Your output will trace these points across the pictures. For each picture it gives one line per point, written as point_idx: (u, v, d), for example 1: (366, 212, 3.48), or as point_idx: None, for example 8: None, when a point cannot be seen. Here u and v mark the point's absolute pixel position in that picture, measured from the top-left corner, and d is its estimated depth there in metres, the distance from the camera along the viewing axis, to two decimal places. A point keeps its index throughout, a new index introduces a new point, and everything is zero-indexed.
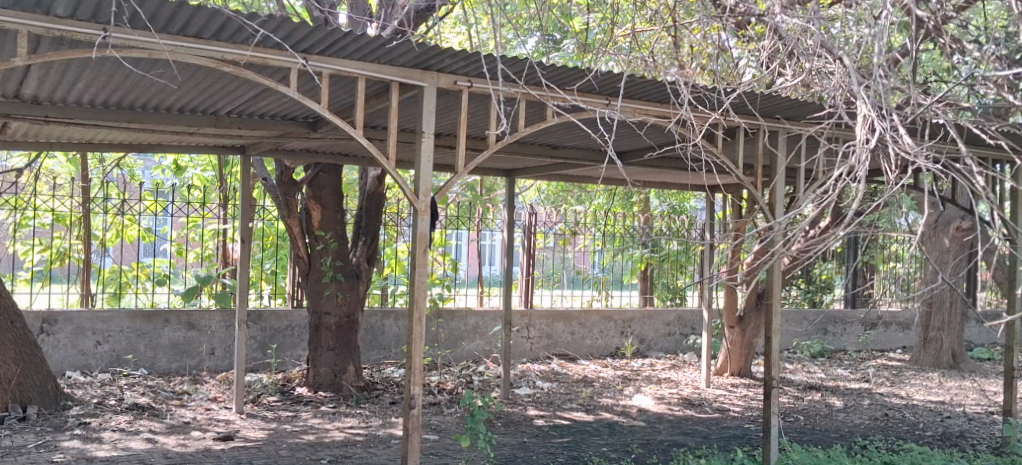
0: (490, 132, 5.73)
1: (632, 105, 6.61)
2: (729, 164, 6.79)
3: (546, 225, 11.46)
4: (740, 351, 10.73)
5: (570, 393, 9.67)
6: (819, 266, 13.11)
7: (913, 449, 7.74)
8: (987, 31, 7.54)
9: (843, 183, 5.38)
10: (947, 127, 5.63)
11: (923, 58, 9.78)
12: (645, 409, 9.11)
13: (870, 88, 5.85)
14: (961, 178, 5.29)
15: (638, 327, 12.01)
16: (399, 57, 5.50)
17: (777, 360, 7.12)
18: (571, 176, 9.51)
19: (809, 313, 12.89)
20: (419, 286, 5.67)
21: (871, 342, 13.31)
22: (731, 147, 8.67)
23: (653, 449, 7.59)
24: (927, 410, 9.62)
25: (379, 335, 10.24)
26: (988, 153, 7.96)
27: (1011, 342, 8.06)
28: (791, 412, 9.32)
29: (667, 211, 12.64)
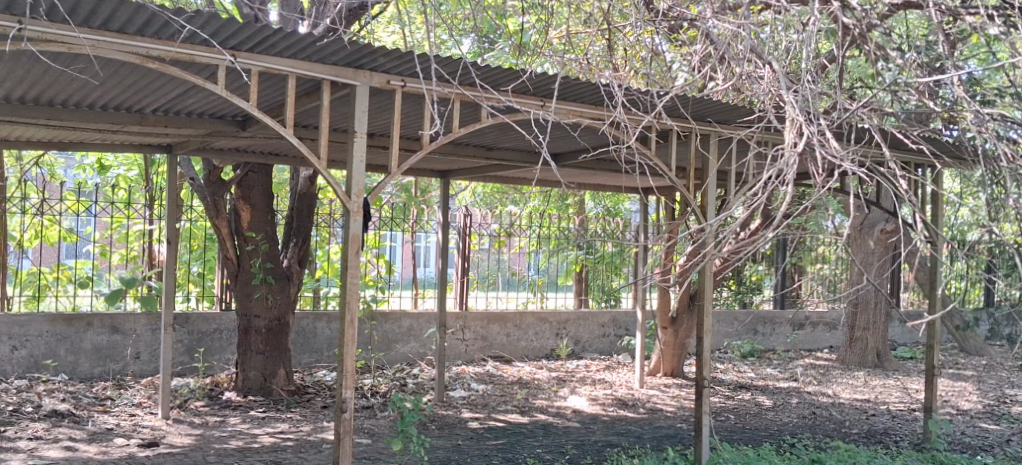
0: (424, 132, 5.68)
1: (566, 107, 6.65)
2: (662, 166, 6.85)
3: (481, 226, 11.38)
4: (673, 352, 10.84)
5: (505, 395, 9.66)
6: (749, 268, 13.29)
7: (839, 447, 7.89)
8: (910, 38, 7.72)
9: (773, 185, 5.44)
10: (872, 131, 5.75)
11: (849, 64, 9.99)
12: (579, 411, 9.14)
13: (797, 93, 5.95)
14: (885, 182, 5.41)
15: (572, 329, 12.05)
16: (331, 55, 5.44)
17: (709, 360, 7.20)
18: (506, 177, 9.51)
19: (739, 313, 13.07)
20: (351, 288, 5.60)
21: (799, 342, 13.56)
22: (665, 149, 8.75)
23: (586, 450, 7.62)
24: (853, 408, 9.83)
25: (311, 338, 10.11)
26: (911, 158, 8.17)
27: (933, 341, 8.27)
28: (722, 411, 9.44)
29: (601, 213, 12.70)
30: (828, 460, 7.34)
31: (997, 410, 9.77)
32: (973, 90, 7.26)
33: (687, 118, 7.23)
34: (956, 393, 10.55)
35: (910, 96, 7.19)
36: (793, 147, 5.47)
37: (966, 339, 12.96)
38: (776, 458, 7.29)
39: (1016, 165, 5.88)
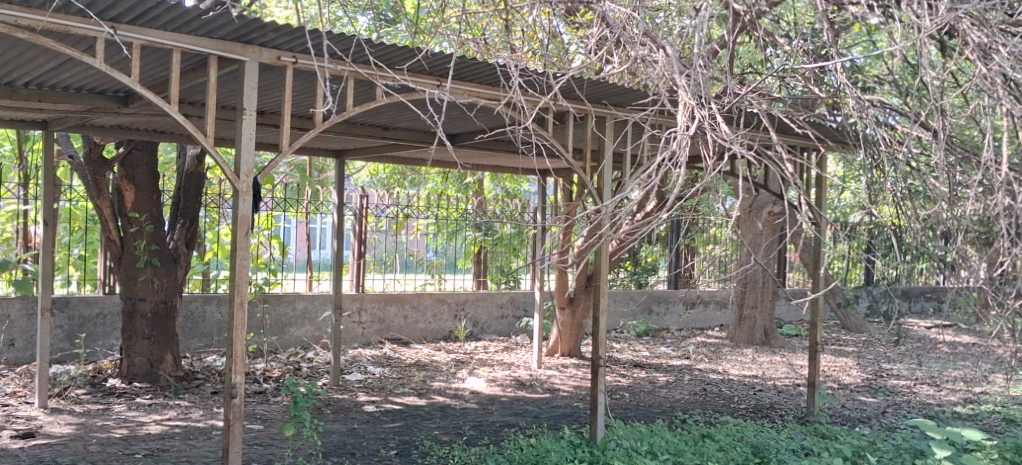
0: (316, 110, 5.54)
1: (463, 87, 6.59)
2: (559, 148, 6.85)
3: (377, 208, 11.27)
4: (570, 332, 10.93)
5: (403, 378, 9.59)
6: (644, 249, 13.51)
7: (727, 421, 8.10)
8: (796, 26, 7.94)
9: (666, 168, 5.47)
10: (760, 116, 5.87)
11: (739, 51, 10.21)
12: (477, 391, 9.15)
13: (690, 76, 6.02)
14: (772, 165, 5.52)
15: (470, 311, 12.03)
16: (218, 29, 5.25)
17: (604, 340, 7.27)
18: (401, 158, 9.41)
19: (634, 293, 13.27)
20: (240, 271, 5.45)
21: (691, 321, 13.85)
22: (560, 130, 8.79)
23: (484, 430, 7.62)
24: (741, 384, 10.09)
25: (200, 322, 9.84)
26: (796, 142, 8.44)
27: (816, 318, 8.54)
28: (617, 389, 9.58)
29: (500, 195, 12.71)
30: (718, 435, 7.51)
31: (875, 384, 10.18)
32: (856, 77, 7.49)
33: (583, 100, 7.34)
34: (837, 368, 10.94)
35: (797, 83, 7.38)
36: (685, 131, 5.54)
37: (847, 316, 13.46)
38: (669, 434, 7.43)
39: (894, 148, 6.09)
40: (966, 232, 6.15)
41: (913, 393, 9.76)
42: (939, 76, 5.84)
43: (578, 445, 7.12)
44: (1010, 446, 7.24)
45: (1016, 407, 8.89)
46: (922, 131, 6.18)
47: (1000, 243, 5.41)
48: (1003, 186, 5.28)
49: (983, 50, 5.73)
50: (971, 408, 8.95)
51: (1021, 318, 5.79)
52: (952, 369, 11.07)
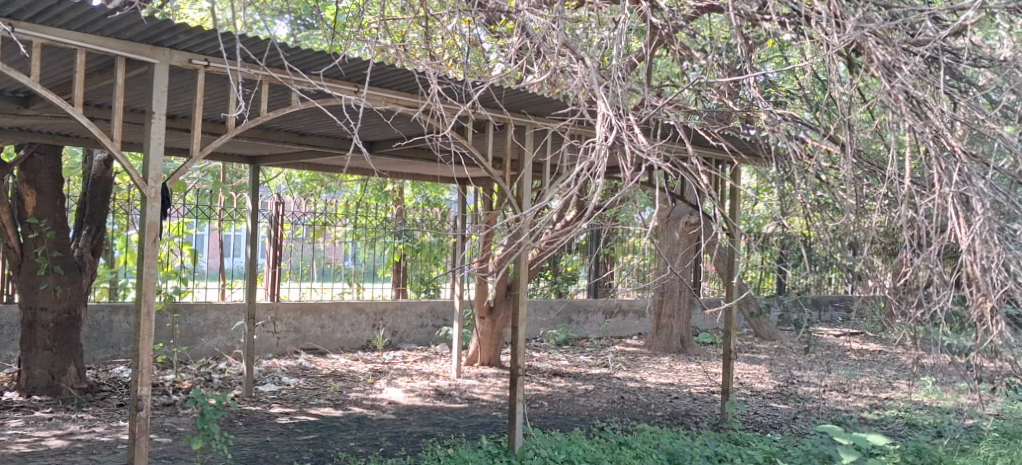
0: (228, 114, 5.41)
1: (381, 94, 6.51)
2: (479, 157, 6.81)
3: (295, 216, 11.07)
4: (490, 341, 10.91)
5: (318, 388, 9.45)
6: (565, 258, 13.58)
7: (644, 429, 8.17)
8: (712, 40, 8.08)
9: (584, 177, 5.46)
10: (676, 127, 5.91)
11: (657, 64, 10.36)
12: (395, 402, 9.06)
13: (608, 88, 6.07)
14: (687, 177, 5.56)
15: (389, 320, 11.92)
16: (125, 30, 5.09)
17: (524, 349, 7.25)
18: (318, 165, 9.27)
19: (554, 302, 13.31)
20: (148, 278, 5.29)
21: (611, 329, 13.94)
22: (480, 140, 8.77)
23: (401, 441, 7.54)
24: (658, 392, 10.20)
25: (106, 332, 9.55)
26: (711, 154, 8.67)
27: (729, 327, 8.68)
28: (536, 398, 9.58)
29: (421, 203, 12.63)
30: (634, 442, 7.56)
31: (787, 390, 10.38)
32: (769, 90, 7.64)
33: (502, 110, 7.32)
34: (750, 375, 11.13)
35: (713, 96, 7.50)
36: (603, 141, 5.54)
37: (760, 324, 13.73)
38: (586, 442, 7.46)
39: (804, 161, 6.22)
40: (873, 243, 6.31)
41: (823, 399, 9.98)
42: (846, 91, 5.99)
43: (496, 455, 7.08)
44: (912, 450, 7.46)
45: (918, 411, 9.16)
46: (831, 145, 6.33)
47: (902, 255, 5.58)
48: (906, 199, 5.43)
49: (887, 67, 5.89)
50: (877, 413, 9.19)
51: (923, 326, 5.96)
52: (859, 375, 11.37)
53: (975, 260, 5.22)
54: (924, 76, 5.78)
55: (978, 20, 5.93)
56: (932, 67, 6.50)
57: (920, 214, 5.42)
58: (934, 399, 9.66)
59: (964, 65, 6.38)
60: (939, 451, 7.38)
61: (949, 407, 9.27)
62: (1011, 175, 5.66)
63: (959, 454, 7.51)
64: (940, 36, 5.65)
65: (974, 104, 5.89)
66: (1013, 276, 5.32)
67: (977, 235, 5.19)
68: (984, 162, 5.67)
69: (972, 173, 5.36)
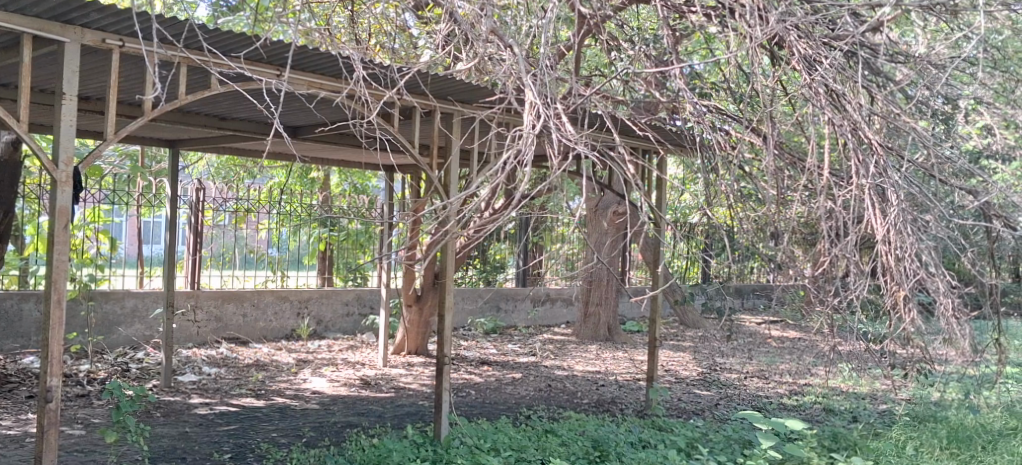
0: (144, 96, 5.25)
1: (304, 77, 6.33)
2: (406, 144, 6.68)
3: (217, 201, 10.80)
4: (417, 330, 10.85)
5: (240, 378, 9.28)
6: (493, 247, 13.58)
7: (570, 417, 8.20)
8: (640, 31, 8.12)
9: (510, 165, 5.42)
10: (604, 116, 5.88)
11: (585, 54, 10.38)
12: (319, 391, 8.95)
13: (536, 76, 6.04)
14: (614, 166, 5.56)
15: (314, 308, 11.77)
16: (31, 7, 4.89)
17: (450, 338, 7.19)
18: (238, 149, 9.07)
19: (481, 290, 13.28)
20: (59, 266, 5.12)
21: (539, 317, 13.98)
22: (406, 127, 8.68)
23: (324, 431, 7.44)
24: (584, 380, 10.27)
25: (16, 322, 9.26)
26: (638, 144, 8.71)
27: (655, 314, 8.75)
28: (463, 386, 9.55)
29: (348, 190, 12.49)
30: (560, 430, 7.58)
31: (710, 377, 10.53)
32: (695, 82, 7.71)
33: (428, 96, 7.16)
34: (675, 363, 11.27)
35: (640, 86, 7.54)
36: (530, 130, 5.51)
37: (685, 313, 13.91)
38: (512, 430, 7.45)
39: (728, 152, 6.28)
40: (793, 233, 6.40)
41: (744, 385, 10.16)
42: (769, 83, 6.07)
43: (421, 444, 7.02)
44: (829, 435, 7.63)
45: (835, 397, 9.38)
46: (754, 136, 6.40)
47: (820, 245, 5.67)
48: (824, 190, 5.52)
49: (808, 61, 5.98)
50: (796, 399, 9.38)
51: (840, 314, 6.07)
52: (780, 362, 11.59)
53: (891, 250, 5.33)
54: (843, 70, 5.88)
55: (895, 16, 6.04)
56: (851, 61, 6.62)
57: (838, 205, 5.52)
58: (851, 385, 9.89)
59: (881, 60, 6.52)
60: (854, 435, 7.56)
61: (865, 393, 9.50)
62: (924, 167, 5.81)
63: (873, 437, 7.71)
64: (858, 31, 5.76)
65: (889, 99, 6.03)
66: (927, 265, 5.45)
67: (892, 225, 5.29)
68: (899, 155, 5.80)
69: (887, 166, 5.48)
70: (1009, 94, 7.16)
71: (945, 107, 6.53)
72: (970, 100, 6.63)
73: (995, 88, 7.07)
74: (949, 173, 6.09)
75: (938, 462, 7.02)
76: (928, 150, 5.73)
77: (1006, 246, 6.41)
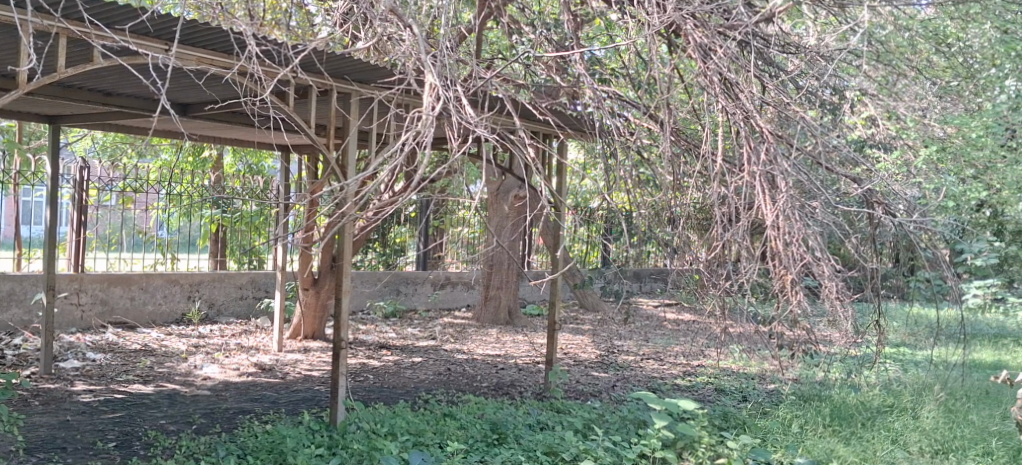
0: (17, 67, 4.99)
1: (195, 53, 6.09)
2: (301, 123, 6.52)
3: (102, 181, 10.44)
4: (314, 314, 10.67)
5: (126, 364, 8.98)
6: (393, 230, 13.50)
7: (469, 400, 8.18)
8: (541, 15, 8.11)
9: (409, 147, 5.31)
10: (504, 98, 5.82)
11: (487, 36, 10.33)
12: (211, 377, 8.72)
13: (436, 57, 5.95)
14: (513, 149, 5.52)
15: (206, 292, 11.48)
16: None
17: (347, 322, 7.08)
18: (123, 126, 8.74)
19: (381, 273, 13.14)
20: None
21: (439, 301, 13.92)
22: (302, 107, 8.49)
23: (216, 418, 7.25)
24: (484, 363, 10.26)
25: None
26: (540, 128, 8.70)
27: (554, 298, 8.79)
28: (361, 371, 9.43)
29: (243, 170, 12.21)
30: (459, 413, 7.55)
31: (608, 359, 10.66)
32: (594, 67, 7.74)
33: (324, 75, 6.94)
34: (573, 346, 11.36)
35: (541, 71, 7.52)
36: (430, 111, 5.41)
37: (584, 296, 14.04)
38: (410, 414, 7.38)
39: (626, 138, 6.32)
40: (689, 218, 6.49)
41: (640, 367, 10.31)
42: (665, 71, 6.12)
43: (317, 430, 6.89)
44: (719, 414, 7.80)
45: (726, 378, 9.61)
46: (651, 123, 6.45)
47: (714, 231, 5.76)
48: (718, 176, 5.61)
49: (703, 50, 6.04)
50: (689, 380, 9.58)
51: (731, 296, 6.19)
52: (674, 344, 11.82)
53: (779, 235, 5.45)
54: (736, 59, 5.96)
55: (786, 8, 6.16)
56: (744, 51, 6.73)
57: (731, 191, 5.62)
58: (740, 366, 10.17)
59: (773, 50, 6.66)
60: (743, 415, 7.76)
61: (754, 374, 9.76)
62: (813, 156, 5.96)
63: (761, 416, 7.91)
64: (752, 22, 5.86)
65: (781, 88, 6.16)
66: (814, 250, 5.59)
67: (782, 212, 5.41)
68: (788, 144, 5.93)
69: (778, 154, 5.58)
70: (892, 85, 7.40)
71: (833, 98, 6.71)
72: (855, 91, 6.82)
73: (880, 80, 7.28)
74: (837, 161, 6.26)
75: (821, 438, 7.27)
76: (816, 139, 5.88)
77: (887, 232, 6.63)
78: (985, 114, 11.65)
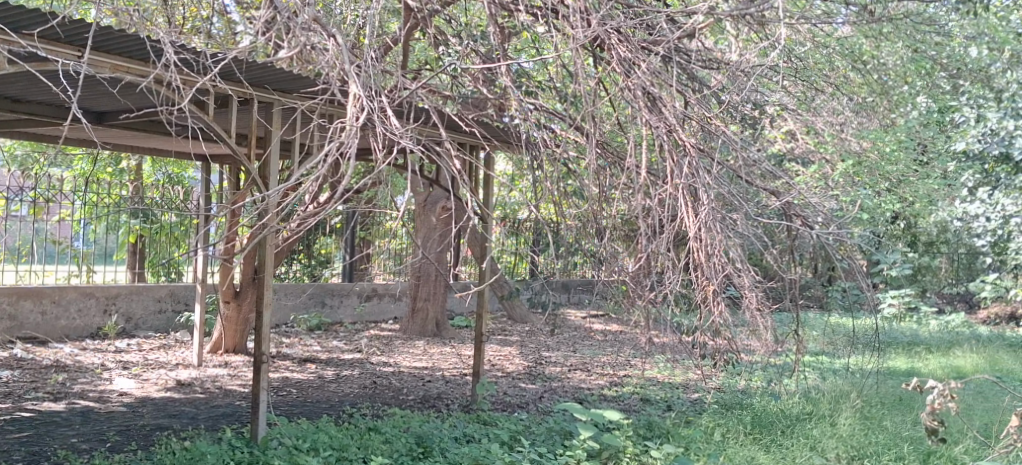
0: None
1: (111, 60, 5.93)
2: (221, 133, 6.37)
3: (12, 191, 9.92)
4: (235, 328, 10.46)
5: (37, 381, 8.68)
6: (318, 241, 13.34)
7: (394, 414, 8.09)
8: (468, 26, 8.09)
9: (332, 158, 5.22)
10: (429, 109, 5.78)
11: (414, 47, 10.29)
12: (126, 393, 8.48)
13: (360, 68, 5.88)
14: (439, 160, 5.47)
15: (122, 305, 11.21)
16: None
17: (268, 336, 6.95)
18: (33, 134, 8.48)
19: (305, 285, 12.97)
20: None
21: (365, 313, 13.78)
22: (223, 115, 8.32)
23: (130, 435, 7.05)
24: (410, 376, 10.17)
25: None
26: (466, 139, 8.68)
27: (481, 309, 8.75)
28: (284, 385, 9.27)
29: (162, 180, 11.94)
30: (384, 427, 7.45)
31: (535, 371, 10.66)
32: (521, 80, 7.76)
33: (244, 84, 6.80)
34: (500, 357, 11.34)
35: (468, 82, 7.50)
36: (353, 121, 5.33)
37: (512, 308, 14.04)
38: (333, 429, 7.27)
39: (553, 151, 6.33)
40: (615, 229, 6.52)
41: (567, 378, 10.33)
42: (590, 84, 6.15)
43: (237, 446, 6.74)
44: (644, 423, 7.85)
45: (651, 387, 9.69)
46: (577, 136, 6.47)
47: (639, 243, 5.79)
48: (641, 189, 5.65)
49: (627, 64, 6.08)
50: (616, 390, 9.63)
51: (655, 307, 6.23)
52: (601, 354, 11.89)
53: (702, 247, 5.50)
54: (659, 74, 6.02)
55: (708, 24, 6.26)
56: (666, 65, 6.80)
57: (654, 204, 5.65)
58: (666, 376, 10.25)
59: (695, 65, 6.76)
60: (667, 424, 7.81)
61: (679, 383, 9.86)
62: (734, 170, 6.04)
63: (684, 425, 7.99)
64: (674, 36, 5.92)
65: (703, 103, 6.23)
66: (736, 262, 5.66)
67: (704, 223, 5.47)
68: (710, 158, 6.01)
69: (700, 167, 5.64)
70: (810, 101, 7.55)
71: (754, 112, 6.82)
72: (775, 106, 6.95)
73: (799, 95, 7.44)
74: (758, 175, 6.35)
75: (743, 446, 7.36)
76: (738, 153, 5.95)
77: (805, 244, 6.76)
78: (897, 130, 12.01)
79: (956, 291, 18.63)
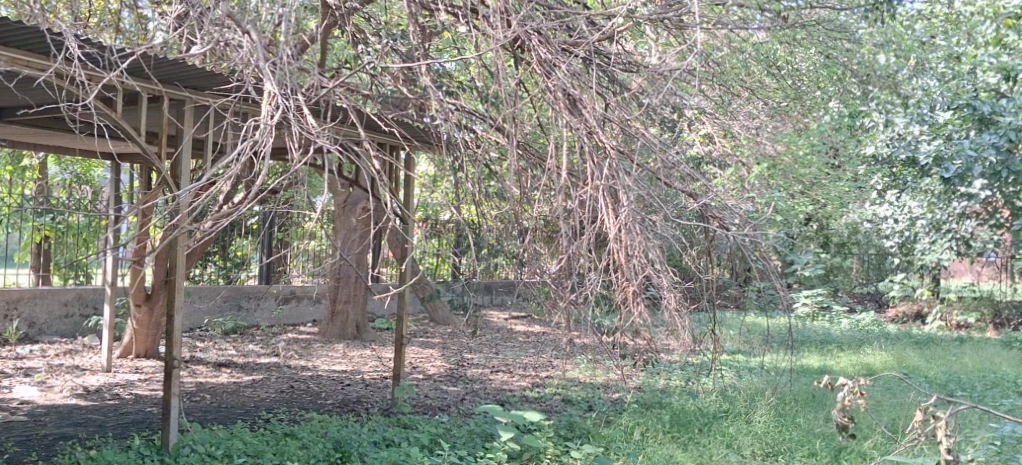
0: None
1: (9, 54, 5.67)
2: (130, 131, 6.17)
3: None
4: (147, 332, 10.16)
5: None
6: (234, 243, 13.07)
7: (312, 418, 7.95)
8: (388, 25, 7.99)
9: (246, 157, 5.09)
10: (346, 108, 5.67)
11: (333, 45, 10.13)
12: (29, 402, 8.16)
13: (275, 65, 5.74)
14: (357, 160, 5.36)
15: (25, 309, 10.84)
16: None
17: (179, 340, 6.73)
18: None
19: (220, 288, 12.70)
20: None
21: (283, 316, 13.54)
22: (133, 112, 8.06)
23: (32, 445, 6.78)
24: (329, 379, 10.02)
25: None
26: (386, 139, 8.57)
27: (402, 312, 8.64)
28: (198, 391, 9.03)
29: (68, 179, 11.52)
30: (301, 432, 7.31)
31: (456, 373, 10.60)
32: (441, 80, 7.69)
33: (154, 81, 6.59)
34: (422, 359, 11.26)
35: (388, 82, 7.40)
36: (268, 120, 5.20)
37: (434, 310, 13.95)
38: (248, 435, 7.10)
39: (473, 152, 6.29)
40: (536, 231, 6.50)
41: (489, 380, 10.30)
42: (511, 85, 6.11)
43: (146, 454, 6.53)
44: (564, 424, 7.86)
45: (573, 388, 9.71)
46: (498, 137, 6.43)
47: (560, 245, 5.78)
48: (561, 190, 5.64)
49: (547, 66, 6.06)
50: (537, 391, 9.63)
51: (576, 309, 6.23)
52: (523, 355, 11.88)
53: (622, 249, 5.51)
54: (579, 76, 6.02)
55: (626, 27, 6.29)
56: (587, 68, 6.82)
57: (575, 206, 5.64)
58: (586, 376, 10.30)
59: (615, 68, 6.79)
60: (588, 424, 7.84)
61: (599, 383, 9.91)
62: (654, 172, 6.06)
63: (604, 425, 8.02)
64: (593, 39, 5.93)
65: (623, 105, 6.26)
66: (655, 264, 5.68)
67: (624, 225, 5.49)
68: (631, 159, 6.03)
69: (620, 169, 5.65)
70: (727, 105, 7.64)
71: (673, 115, 6.88)
72: (694, 109, 7.02)
73: (715, 99, 7.54)
74: (677, 177, 6.41)
75: (661, 445, 7.43)
76: (657, 155, 5.98)
77: (723, 246, 6.85)
78: (809, 134, 12.28)
79: (865, 291, 19.33)
